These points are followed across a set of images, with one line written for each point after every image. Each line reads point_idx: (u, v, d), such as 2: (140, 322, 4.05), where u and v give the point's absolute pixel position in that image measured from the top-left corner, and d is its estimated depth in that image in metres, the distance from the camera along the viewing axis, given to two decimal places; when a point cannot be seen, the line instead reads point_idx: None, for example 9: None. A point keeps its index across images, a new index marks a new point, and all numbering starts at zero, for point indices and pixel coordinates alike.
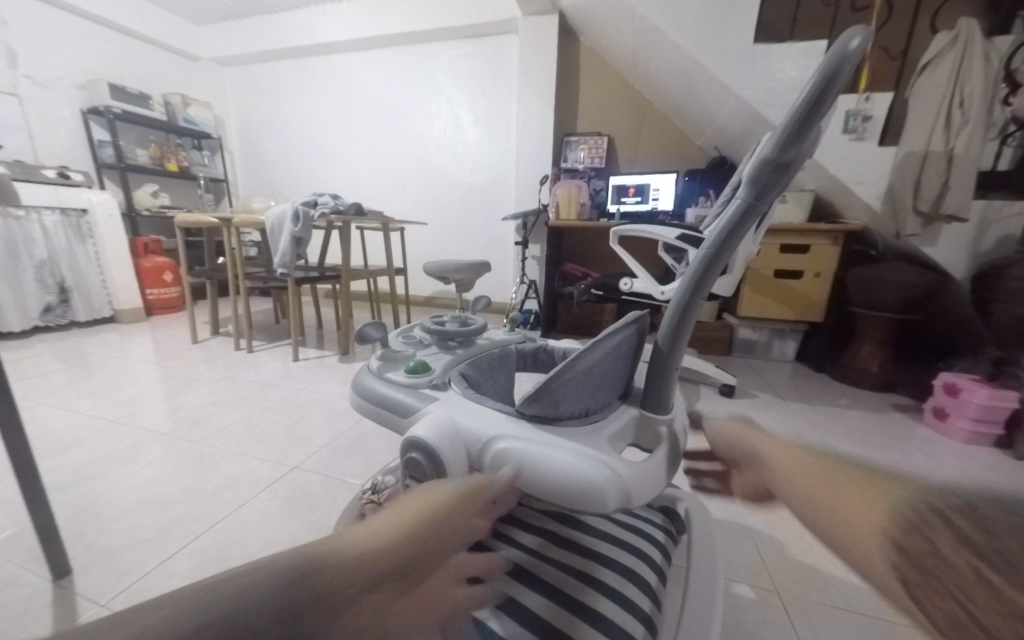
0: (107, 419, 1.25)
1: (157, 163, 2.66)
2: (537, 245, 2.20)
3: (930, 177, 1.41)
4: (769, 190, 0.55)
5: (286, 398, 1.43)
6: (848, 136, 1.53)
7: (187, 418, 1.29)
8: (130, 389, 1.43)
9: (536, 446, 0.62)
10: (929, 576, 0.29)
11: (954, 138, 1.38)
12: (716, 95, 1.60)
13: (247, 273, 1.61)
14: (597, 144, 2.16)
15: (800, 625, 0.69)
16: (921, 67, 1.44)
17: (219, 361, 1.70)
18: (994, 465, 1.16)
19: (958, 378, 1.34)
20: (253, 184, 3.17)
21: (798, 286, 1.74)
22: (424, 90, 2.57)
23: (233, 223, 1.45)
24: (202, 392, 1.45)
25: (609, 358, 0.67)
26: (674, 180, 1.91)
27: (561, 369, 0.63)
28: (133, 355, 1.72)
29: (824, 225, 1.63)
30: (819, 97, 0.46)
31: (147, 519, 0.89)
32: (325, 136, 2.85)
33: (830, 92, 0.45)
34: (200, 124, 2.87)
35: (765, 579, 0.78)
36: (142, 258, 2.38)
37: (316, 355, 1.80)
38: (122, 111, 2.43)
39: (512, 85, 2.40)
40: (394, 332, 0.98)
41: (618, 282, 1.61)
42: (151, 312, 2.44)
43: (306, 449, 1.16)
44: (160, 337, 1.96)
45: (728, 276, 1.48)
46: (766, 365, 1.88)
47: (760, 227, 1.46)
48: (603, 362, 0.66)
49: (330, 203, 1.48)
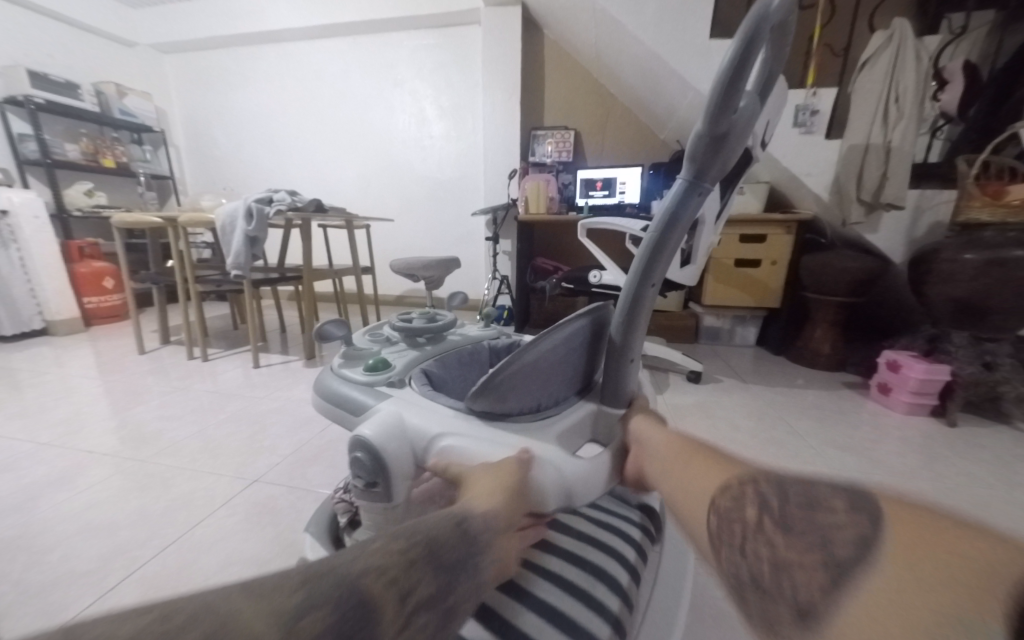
0: (43, 441, 1.14)
1: (91, 159, 2.45)
2: (508, 240, 2.19)
3: (871, 168, 1.50)
4: (710, 162, 0.56)
5: (248, 407, 1.35)
6: (797, 129, 1.62)
7: (136, 434, 1.19)
8: (67, 407, 1.31)
9: (486, 440, 0.62)
10: (729, 531, 0.36)
11: (891, 131, 1.48)
12: (674, 91, 1.68)
13: (199, 277, 1.50)
14: (564, 139, 2.14)
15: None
16: (860, 64, 1.53)
17: (171, 371, 1.59)
18: (932, 434, 1.26)
19: (898, 355, 1.44)
20: (202, 180, 2.97)
21: (757, 274, 1.82)
22: (387, 82, 2.48)
23: (180, 223, 1.35)
24: (153, 405, 1.35)
25: (561, 350, 0.66)
26: (639, 173, 1.95)
27: (506, 363, 0.62)
28: (71, 369, 1.58)
29: (780, 215, 1.71)
30: (744, 60, 0.47)
31: (90, 548, 0.81)
32: (281, 130, 2.71)
33: (752, 59, 0.47)
34: (138, 116, 2.64)
35: None
36: (77, 263, 2.19)
37: (280, 360, 1.72)
38: (45, 101, 2.20)
39: (478, 78, 2.37)
40: (365, 328, 0.95)
41: (587, 275, 1.63)
42: (91, 321, 2.25)
43: (269, 460, 1.10)
44: (102, 348, 1.81)
45: (691, 266, 1.51)
46: (727, 350, 1.96)
47: (719, 217, 1.51)
48: (555, 354, 0.66)
49: (287, 200, 1.41)
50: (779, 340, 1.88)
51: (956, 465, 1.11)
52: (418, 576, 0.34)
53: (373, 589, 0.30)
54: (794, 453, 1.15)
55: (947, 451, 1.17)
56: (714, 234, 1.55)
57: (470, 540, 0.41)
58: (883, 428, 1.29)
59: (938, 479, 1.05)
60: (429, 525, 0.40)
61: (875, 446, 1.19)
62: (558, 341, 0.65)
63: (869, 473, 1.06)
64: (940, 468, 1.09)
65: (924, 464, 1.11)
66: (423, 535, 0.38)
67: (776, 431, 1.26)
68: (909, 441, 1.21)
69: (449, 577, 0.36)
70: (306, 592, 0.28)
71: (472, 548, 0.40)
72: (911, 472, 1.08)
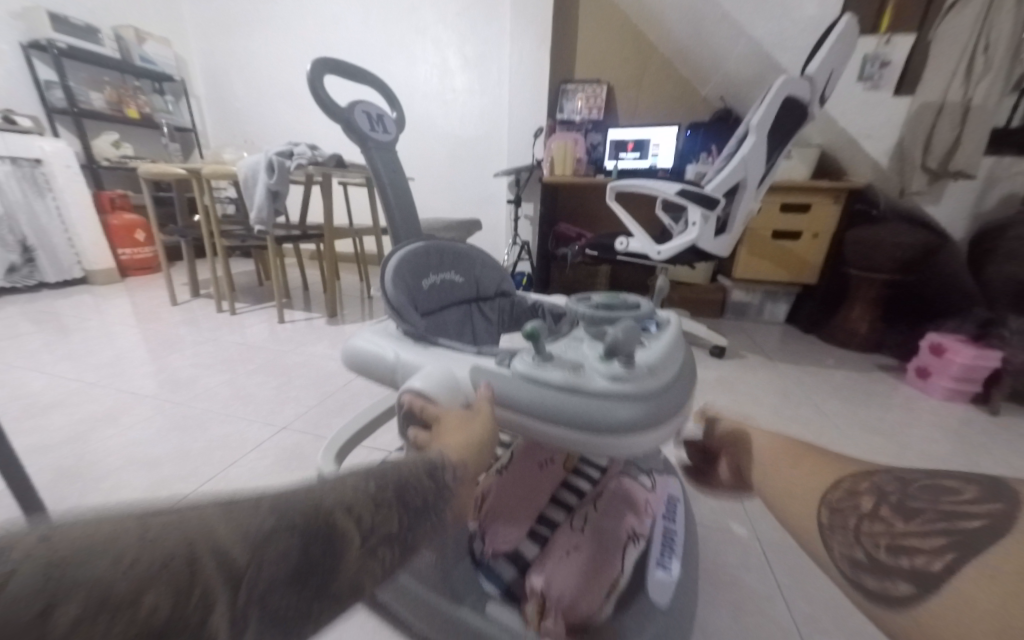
0: (88, 382, 1.22)
1: (115, 109, 2.47)
2: (530, 203, 2.10)
3: (942, 131, 1.33)
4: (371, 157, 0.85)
5: (274, 360, 1.41)
6: (862, 83, 1.48)
7: (173, 380, 1.27)
8: (109, 352, 1.39)
9: (500, 281, 0.95)
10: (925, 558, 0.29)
11: (972, 87, 1.28)
12: (725, 35, 1.57)
13: (225, 233, 1.52)
14: (596, 93, 2.00)
15: (776, 566, 0.72)
16: (947, 7, 1.30)
17: (201, 323, 1.65)
18: (972, 421, 1.19)
19: (944, 338, 1.34)
20: (223, 132, 2.93)
21: (795, 247, 1.72)
22: (407, 28, 2.31)
23: (203, 176, 1.36)
24: (186, 354, 1.42)
25: (435, 250, 0.84)
26: (674, 134, 1.81)
27: (465, 248, 0.91)
28: (110, 316, 1.67)
29: (827, 182, 1.58)
30: (382, 118, 0.88)
31: (136, 481, 0.89)
32: (297, 84, 2.61)
33: (384, 124, 0.88)
34: (158, 64, 2.61)
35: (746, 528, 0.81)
36: (109, 214, 2.26)
37: (303, 317, 1.76)
38: (68, 47, 2.20)
39: (504, 23, 2.16)
40: (651, 305, 0.70)
41: (613, 242, 1.59)
42: (126, 271, 2.35)
43: (296, 409, 1.15)
44: (137, 299, 1.89)
45: (726, 236, 1.45)
46: (754, 325, 1.89)
47: (763, 183, 1.41)
48: (473, 250, 0.91)
49: (307, 153, 1.38)
50: (810, 319, 1.80)
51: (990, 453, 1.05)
52: (387, 514, 0.27)
53: (338, 524, 0.23)
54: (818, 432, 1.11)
55: (986, 438, 1.11)
56: (756, 200, 1.45)
57: (440, 486, 0.33)
58: (917, 412, 1.22)
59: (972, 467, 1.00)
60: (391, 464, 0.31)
61: (902, 430, 1.14)
62: (446, 244, 0.88)
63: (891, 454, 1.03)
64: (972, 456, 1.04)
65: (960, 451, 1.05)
66: (396, 478, 0.29)
67: (800, 411, 1.20)
68: (946, 426, 1.15)
69: (420, 517, 0.29)
70: (275, 512, 0.21)
71: (444, 502, 0.32)
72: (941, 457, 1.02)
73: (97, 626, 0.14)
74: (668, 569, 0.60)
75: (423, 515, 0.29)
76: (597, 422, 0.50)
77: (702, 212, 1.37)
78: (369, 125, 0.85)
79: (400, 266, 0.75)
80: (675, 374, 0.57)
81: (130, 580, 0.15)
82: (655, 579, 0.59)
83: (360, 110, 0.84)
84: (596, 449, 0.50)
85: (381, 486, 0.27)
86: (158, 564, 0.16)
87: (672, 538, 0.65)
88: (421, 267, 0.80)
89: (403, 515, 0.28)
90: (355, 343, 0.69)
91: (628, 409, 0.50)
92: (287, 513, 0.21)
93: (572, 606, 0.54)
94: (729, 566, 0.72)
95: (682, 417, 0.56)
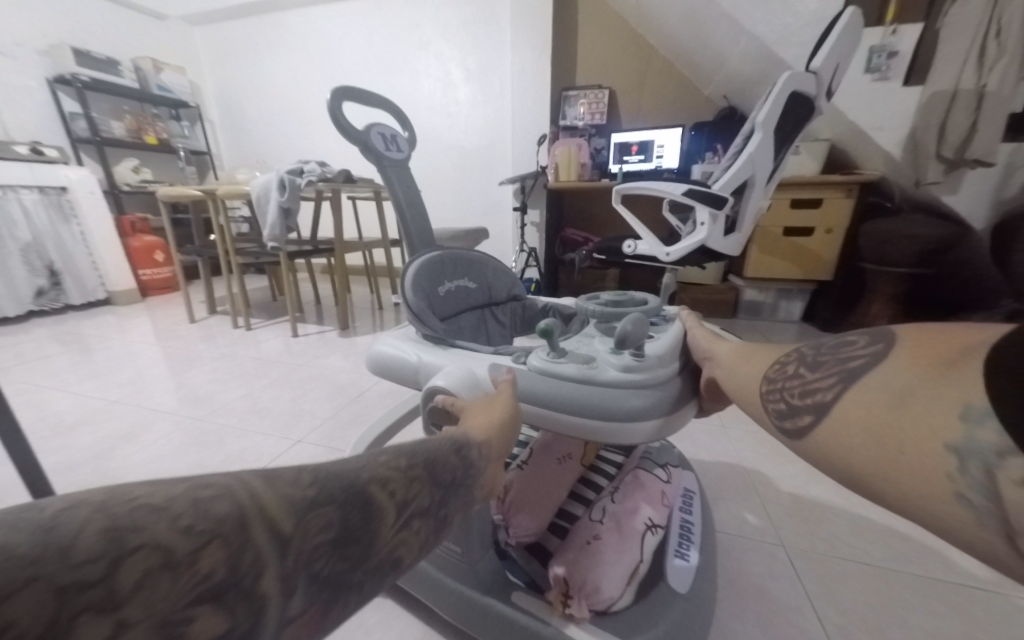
0: (111, 399, 1.26)
1: (135, 136, 2.58)
2: (537, 210, 2.11)
3: (958, 118, 1.30)
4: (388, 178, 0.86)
5: (288, 373, 1.43)
6: (870, 75, 1.46)
7: (192, 396, 1.29)
8: (131, 370, 1.43)
9: (512, 285, 0.96)
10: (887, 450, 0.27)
11: (987, 73, 1.24)
12: (726, 35, 1.56)
13: (239, 251, 1.56)
14: (598, 97, 2.01)
15: (803, 573, 0.69)
16: None
17: (219, 339, 1.69)
18: None
19: None
20: (237, 154, 3.02)
21: (808, 243, 1.70)
22: (410, 44, 2.36)
23: (217, 196, 1.40)
24: (204, 370, 1.46)
25: (448, 258, 0.86)
26: (679, 136, 1.81)
27: (477, 254, 0.92)
28: (132, 335, 1.73)
29: (839, 177, 1.56)
30: (396, 139, 0.90)
31: None
32: (306, 104, 2.68)
33: (398, 143, 0.90)
34: (174, 91, 2.72)
35: (769, 532, 0.78)
36: (131, 237, 2.35)
37: (316, 330, 1.79)
38: (91, 80, 2.31)
39: (506, 34, 2.19)
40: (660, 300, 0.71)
41: (621, 246, 1.59)
42: (147, 292, 2.43)
43: (309, 421, 1.17)
44: (158, 318, 1.95)
45: (736, 234, 1.44)
46: (770, 325, 1.85)
47: (772, 180, 1.40)
48: (485, 256, 0.92)
49: (317, 170, 1.43)
50: (827, 316, 1.76)
51: None
52: (418, 488, 0.28)
53: (376, 498, 0.24)
54: None
55: None
56: (765, 197, 1.43)
57: (468, 466, 0.34)
58: None
59: None
60: (419, 442, 0.32)
61: None
62: (459, 251, 0.89)
63: None
64: None
65: None
66: (423, 455, 0.30)
67: None
68: None
69: (445, 492, 0.30)
70: (316, 485, 0.22)
71: (471, 475, 0.34)
72: None
73: (161, 584, 0.15)
74: (686, 558, 0.59)
75: (451, 491, 0.31)
76: (607, 411, 0.50)
77: (711, 212, 1.35)
78: (383, 144, 0.87)
79: (418, 273, 0.77)
80: (683, 364, 0.58)
81: (190, 544, 0.16)
82: (673, 566, 0.58)
83: (375, 131, 0.86)
84: (606, 438, 0.51)
85: (410, 463, 0.29)
86: (214, 527, 0.17)
87: (690, 529, 0.65)
88: (436, 273, 0.81)
89: (433, 489, 0.29)
90: (377, 350, 0.70)
91: (638, 398, 0.50)
92: (327, 486, 0.22)
93: (590, 591, 0.54)
94: (754, 574, 0.69)
95: (693, 407, 0.57)
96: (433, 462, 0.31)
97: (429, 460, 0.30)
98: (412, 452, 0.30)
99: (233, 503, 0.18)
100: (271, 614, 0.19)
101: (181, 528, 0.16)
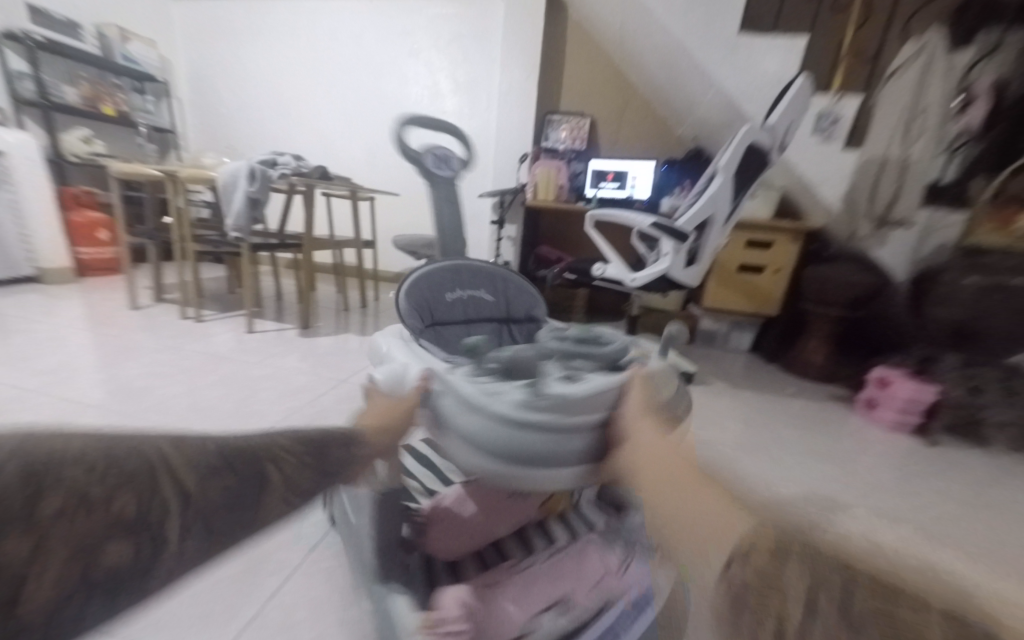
0: (29, 387, 1.13)
1: (90, 104, 2.39)
2: (512, 225, 2.15)
3: (885, 185, 1.53)
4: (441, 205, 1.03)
5: (239, 370, 1.35)
6: (815, 137, 1.61)
7: (126, 388, 1.18)
8: (56, 356, 1.29)
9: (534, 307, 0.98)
10: None
11: (910, 146, 1.45)
12: (696, 84, 1.70)
13: (197, 237, 1.47)
14: (580, 124, 2.13)
15: None
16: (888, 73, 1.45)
17: (163, 330, 1.57)
18: (915, 450, 1.26)
19: (889, 371, 1.43)
20: (204, 136, 2.87)
21: (759, 281, 1.83)
22: (401, 49, 2.37)
23: (179, 177, 1.32)
24: (143, 361, 1.34)
25: (469, 272, 0.96)
26: (650, 169, 1.93)
27: (501, 272, 0.99)
28: (61, 318, 1.57)
29: (788, 224, 1.71)
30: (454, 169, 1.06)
31: None
32: (286, 94, 2.61)
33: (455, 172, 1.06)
34: (141, 63, 2.57)
35: None
36: (71, 211, 2.15)
37: (274, 327, 1.70)
38: (45, 39, 2.13)
39: (496, 53, 2.26)
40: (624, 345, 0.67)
41: (591, 267, 1.65)
42: (84, 272, 2.22)
43: (263, 422, 1.10)
44: (94, 301, 1.78)
45: (694, 267, 1.53)
46: (720, 353, 1.97)
47: (729, 220, 1.51)
48: (507, 275, 0.99)
49: (291, 165, 1.36)
50: (773, 347, 1.93)
51: (929, 478, 1.12)
52: (305, 470, 0.33)
53: (268, 470, 0.30)
54: (783, 455, 1.15)
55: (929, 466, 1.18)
56: (722, 236, 1.54)
57: (357, 452, 0.40)
58: (867, 439, 1.29)
59: (918, 491, 1.05)
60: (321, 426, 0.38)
61: (854, 456, 1.19)
62: (484, 268, 0.99)
63: (846, 476, 1.08)
64: (915, 481, 1.09)
65: (906, 477, 1.11)
66: (320, 437, 0.37)
67: (764, 435, 1.24)
68: (894, 456, 1.20)
69: (334, 473, 0.36)
70: (222, 455, 0.28)
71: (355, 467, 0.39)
72: (889, 482, 1.08)
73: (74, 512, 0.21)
74: None
75: (338, 474, 0.37)
76: (498, 448, 0.50)
77: (674, 244, 1.44)
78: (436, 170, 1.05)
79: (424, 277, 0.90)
80: (605, 416, 0.53)
81: (101, 486, 0.23)
82: None
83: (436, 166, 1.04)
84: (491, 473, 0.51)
85: (302, 448, 0.34)
86: (120, 478, 0.23)
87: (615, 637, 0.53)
88: (444, 282, 0.93)
89: (322, 470, 0.35)
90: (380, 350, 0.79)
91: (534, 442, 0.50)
92: (228, 457, 0.28)
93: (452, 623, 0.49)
94: None
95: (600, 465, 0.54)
96: (329, 445, 0.37)
97: (325, 442, 0.37)
98: (313, 435, 0.36)
99: (144, 463, 0.24)
100: (162, 549, 0.25)
101: (89, 474, 0.22)
